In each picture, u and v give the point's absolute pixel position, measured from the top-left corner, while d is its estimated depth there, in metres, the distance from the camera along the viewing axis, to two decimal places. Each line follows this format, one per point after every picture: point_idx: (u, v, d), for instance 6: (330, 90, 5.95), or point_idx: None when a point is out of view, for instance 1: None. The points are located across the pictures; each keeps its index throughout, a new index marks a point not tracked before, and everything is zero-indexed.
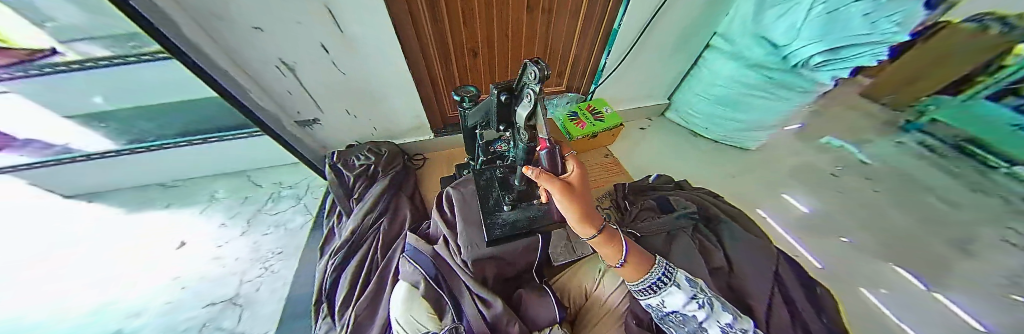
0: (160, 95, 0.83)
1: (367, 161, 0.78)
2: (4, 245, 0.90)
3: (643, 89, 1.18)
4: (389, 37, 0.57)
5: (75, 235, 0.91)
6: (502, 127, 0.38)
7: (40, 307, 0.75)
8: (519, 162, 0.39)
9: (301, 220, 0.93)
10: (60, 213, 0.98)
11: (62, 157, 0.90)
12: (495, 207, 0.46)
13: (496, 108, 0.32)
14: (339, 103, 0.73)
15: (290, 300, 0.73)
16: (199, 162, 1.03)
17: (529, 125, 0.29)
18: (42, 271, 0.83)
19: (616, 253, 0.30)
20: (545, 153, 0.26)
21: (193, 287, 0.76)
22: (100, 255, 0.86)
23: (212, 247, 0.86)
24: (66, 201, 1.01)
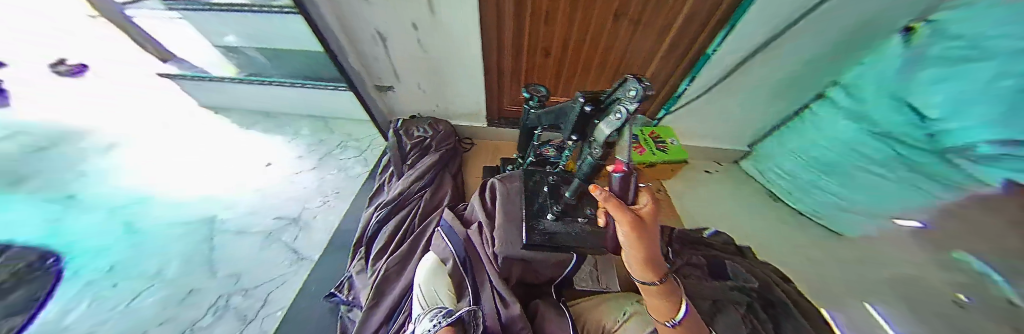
0: (289, 41, 1.04)
1: (425, 134, 0.84)
2: (153, 126, 1.17)
3: (719, 126, 1.03)
4: (472, 23, 0.60)
5: (201, 132, 1.17)
6: (573, 135, 0.36)
7: (167, 179, 0.96)
8: (581, 177, 0.37)
9: (359, 169, 1.05)
10: (189, 115, 1.24)
11: (203, 76, 1.17)
12: (540, 212, 0.45)
13: (576, 117, 0.31)
14: (414, 77, 0.80)
15: (337, 234, 0.83)
16: (293, 102, 1.22)
17: (609, 144, 0.28)
18: (173, 152, 1.07)
19: (672, 308, 0.26)
20: (618, 177, 0.25)
21: (271, 200, 0.92)
22: (215, 154, 1.08)
23: (290, 172, 1.03)
24: (194, 107, 1.27)
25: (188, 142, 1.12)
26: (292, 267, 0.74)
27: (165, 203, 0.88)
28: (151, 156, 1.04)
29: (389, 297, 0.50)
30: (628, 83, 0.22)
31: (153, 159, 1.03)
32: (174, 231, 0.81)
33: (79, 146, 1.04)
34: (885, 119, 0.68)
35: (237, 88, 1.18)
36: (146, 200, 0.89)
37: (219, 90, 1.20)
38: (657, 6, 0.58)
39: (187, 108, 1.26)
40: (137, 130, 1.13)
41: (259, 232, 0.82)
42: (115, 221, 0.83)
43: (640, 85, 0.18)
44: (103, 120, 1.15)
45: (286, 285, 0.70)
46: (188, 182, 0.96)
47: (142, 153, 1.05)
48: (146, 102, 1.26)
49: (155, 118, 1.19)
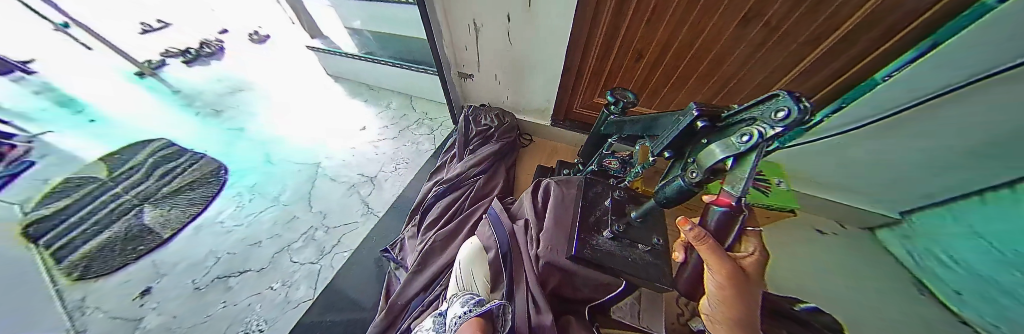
0: (408, 30, 1.30)
1: (490, 124, 0.88)
2: (295, 84, 1.55)
3: (869, 187, 0.73)
4: (567, 18, 0.59)
5: (324, 92, 1.49)
6: (665, 151, 0.31)
7: (297, 125, 1.27)
8: (660, 200, 0.32)
9: (427, 146, 1.17)
10: (318, 78, 1.59)
11: (333, 50, 1.48)
12: (595, 227, 0.41)
13: (678, 132, 0.27)
14: (494, 68, 0.83)
15: (399, 200, 0.95)
16: (387, 78, 1.43)
17: (716, 169, 0.22)
18: (302, 105, 1.39)
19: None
20: (717, 217, 0.18)
21: (358, 157, 1.11)
22: (327, 112, 1.36)
23: (376, 138, 1.22)
24: (321, 73, 1.63)
25: (310, 100, 1.44)
26: (362, 217, 0.88)
27: (291, 145, 1.16)
28: (290, 106, 1.38)
29: (430, 269, 0.54)
30: (777, 98, 0.15)
31: (291, 109, 1.37)
32: (291, 167, 1.07)
33: (253, 93, 1.47)
34: None
35: (353, 62, 1.45)
36: (282, 139, 1.19)
37: (340, 61, 1.50)
38: (807, 14, 0.46)
39: (318, 74, 1.63)
40: (284, 87, 1.52)
41: (346, 181, 1.01)
42: (258, 151, 1.13)
43: (792, 96, 0.13)
44: (271, 77, 1.60)
45: (355, 231, 0.84)
46: (305, 131, 1.23)
47: (285, 103, 1.40)
48: (297, 66, 1.69)
49: (299, 79, 1.58)
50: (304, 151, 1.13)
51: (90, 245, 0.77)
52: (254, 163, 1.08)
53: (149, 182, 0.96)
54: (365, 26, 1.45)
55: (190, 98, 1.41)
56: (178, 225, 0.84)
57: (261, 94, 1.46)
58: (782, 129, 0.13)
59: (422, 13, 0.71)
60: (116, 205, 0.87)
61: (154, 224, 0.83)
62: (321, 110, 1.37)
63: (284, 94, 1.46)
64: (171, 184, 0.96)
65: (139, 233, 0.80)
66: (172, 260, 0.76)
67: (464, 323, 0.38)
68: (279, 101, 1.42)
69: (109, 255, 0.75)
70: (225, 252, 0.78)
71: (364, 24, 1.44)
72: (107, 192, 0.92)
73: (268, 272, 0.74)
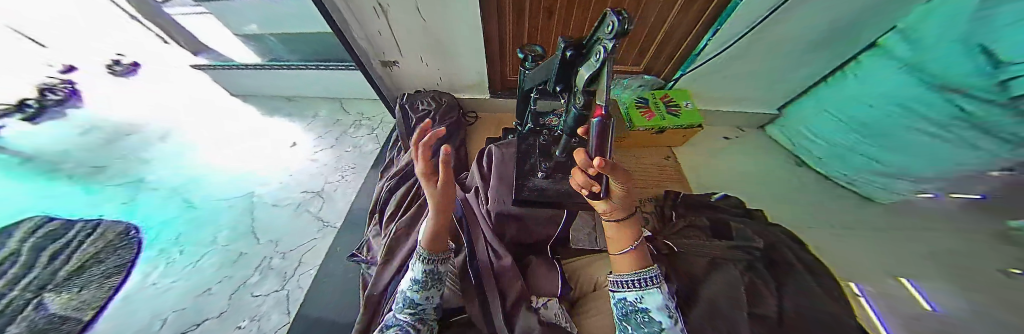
0: (310, 26, 1.14)
1: (429, 106, 0.88)
2: (193, 113, 1.30)
3: (745, 88, 0.95)
4: None
5: (235, 116, 1.29)
6: (557, 85, 0.34)
7: (212, 160, 1.10)
8: (568, 132, 0.35)
9: (372, 146, 1.12)
10: (222, 102, 1.35)
11: (230, 64, 1.26)
12: (530, 172, 0.46)
13: (559, 68, 0.29)
14: (416, 50, 0.80)
15: (354, 208, 0.92)
16: (309, 85, 1.28)
17: (591, 90, 0.26)
18: (213, 136, 1.20)
19: (631, 238, 0.33)
20: (597, 124, 0.21)
21: (297, 176, 1.02)
22: (244, 137, 1.19)
23: (312, 151, 1.12)
24: (224, 95, 1.38)
25: (219, 128, 1.23)
26: (321, 232, 0.86)
27: (213, 184, 1.01)
28: (196, 141, 1.18)
29: (398, 256, 0.55)
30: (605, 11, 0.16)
31: (198, 144, 1.16)
32: (220, 206, 0.94)
33: (139, 137, 1.20)
34: (949, 71, 0.56)
35: (259, 74, 1.25)
36: (197, 181, 1.02)
37: (242, 76, 1.29)
38: None
39: (220, 96, 1.38)
40: (178, 121, 1.27)
41: (291, 204, 0.94)
42: (172, 200, 0.97)
43: (613, 18, 0.09)
44: (155, 112, 1.31)
45: (318, 248, 0.82)
46: (225, 165, 1.08)
47: (187, 139, 1.19)
48: (187, 92, 1.40)
49: (197, 107, 1.33)
50: (232, 185, 1.01)
51: None
52: (170, 214, 0.93)
53: (41, 268, 0.76)
54: (260, 30, 1.25)
55: (48, 162, 1.11)
56: (100, 303, 0.71)
57: (151, 137, 1.21)
58: (614, 45, 0.14)
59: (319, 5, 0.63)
60: (5, 305, 0.69)
61: (65, 311, 0.68)
62: (238, 137, 1.19)
63: (182, 129, 1.23)
64: (69, 264, 0.78)
65: (51, 323, 0.66)
66: None
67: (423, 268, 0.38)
68: (181, 138, 1.20)
69: None
70: (171, 311, 0.70)
71: (256, 26, 1.23)
72: None
73: (230, 313, 0.69)
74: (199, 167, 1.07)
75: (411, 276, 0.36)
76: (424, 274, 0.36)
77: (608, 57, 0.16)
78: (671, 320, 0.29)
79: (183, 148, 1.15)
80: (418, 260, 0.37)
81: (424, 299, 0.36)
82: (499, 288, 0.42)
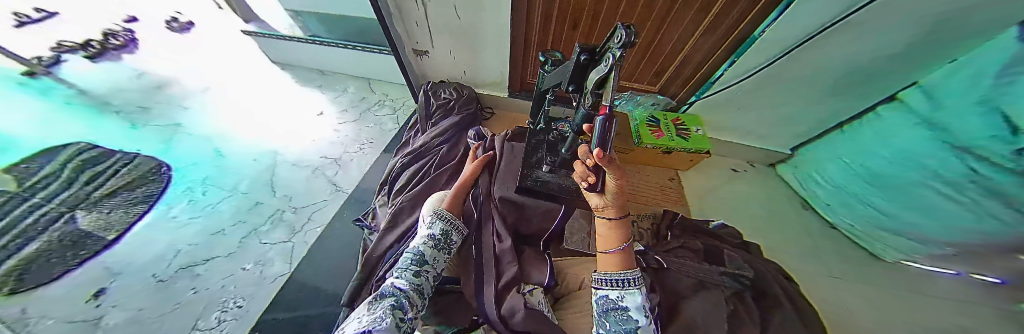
0: (351, 8, 1.23)
1: (450, 96, 0.95)
2: (236, 73, 1.41)
3: (757, 123, 0.97)
4: None
5: (272, 80, 1.39)
6: (569, 87, 0.37)
7: (246, 117, 1.19)
8: (574, 130, 0.40)
9: (391, 126, 1.19)
10: (262, 67, 1.46)
11: (275, 34, 1.37)
12: (536, 164, 0.50)
13: (573, 70, 0.33)
14: (447, 43, 0.86)
15: (366, 179, 0.99)
16: (342, 62, 1.37)
17: (597, 92, 0.30)
18: (249, 96, 1.29)
19: (621, 239, 0.36)
20: (601, 121, 0.25)
21: (317, 142, 1.10)
22: (277, 101, 1.28)
23: (335, 122, 1.19)
24: (264, 61, 1.49)
25: (257, 90, 1.34)
26: (331, 195, 0.92)
27: (242, 138, 1.09)
28: (235, 97, 1.28)
29: (403, 225, 0.60)
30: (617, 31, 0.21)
31: (235, 100, 1.27)
32: (244, 159, 1.02)
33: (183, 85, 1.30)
34: (963, 130, 0.55)
35: (300, 46, 1.35)
36: (227, 134, 1.11)
37: (285, 46, 1.39)
38: None
39: (260, 61, 1.49)
40: (222, 78, 1.38)
41: (307, 167, 1.00)
42: (204, 145, 1.06)
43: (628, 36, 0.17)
44: (203, 67, 1.43)
45: (324, 211, 0.88)
46: (257, 122, 1.16)
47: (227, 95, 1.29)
48: (233, 54, 1.52)
49: (240, 68, 1.44)
50: (259, 142, 1.08)
51: (20, 256, 0.66)
52: (199, 159, 1.01)
53: (74, 189, 0.83)
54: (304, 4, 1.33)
55: (104, 97, 1.22)
56: (124, 226, 0.77)
57: (197, 88, 1.32)
58: (622, 51, 0.20)
59: None
60: (39, 215, 0.74)
61: (92, 228, 0.74)
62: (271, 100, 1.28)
63: (224, 85, 1.34)
64: (103, 187, 0.85)
65: (79, 237, 0.72)
66: (123, 259, 0.70)
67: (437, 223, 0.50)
68: (221, 93, 1.30)
69: (45, 263, 0.66)
70: (185, 244, 0.76)
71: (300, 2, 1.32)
72: (24, 202, 0.78)
73: (239, 254, 0.74)
74: (234, 121, 1.17)
75: (429, 233, 0.47)
76: (440, 233, 0.48)
77: (615, 63, 0.21)
78: (648, 321, 0.27)
79: (222, 102, 1.25)
80: (438, 220, 0.50)
81: (431, 257, 0.44)
82: (496, 269, 0.44)
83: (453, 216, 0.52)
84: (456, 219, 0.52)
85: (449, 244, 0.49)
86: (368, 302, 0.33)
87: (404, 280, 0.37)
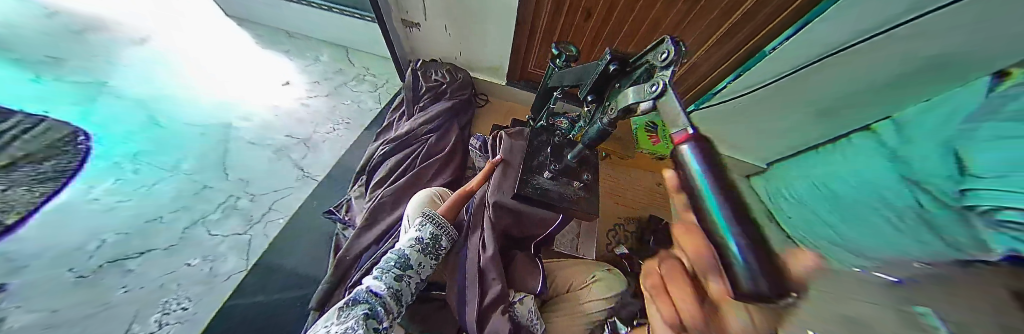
0: None
1: (441, 78, 0.86)
2: (180, 24, 1.18)
3: None
4: None
5: (228, 37, 1.18)
6: (588, 96, 0.35)
7: (193, 79, 1.01)
8: (587, 142, 0.36)
9: (371, 105, 1.06)
10: (214, 19, 1.23)
11: None
12: (537, 169, 0.46)
13: (598, 76, 0.32)
14: (442, 16, 0.76)
15: (341, 164, 0.89)
16: (315, 25, 1.18)
17: (628, 109, 0.25)
18: (197, 54, 1.09)
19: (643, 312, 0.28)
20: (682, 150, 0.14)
21: (283, 118, 0.96)
22: (234, 62, 1.09)
23: (304, 95, 1.05)
24: (216, 12, 1.25)
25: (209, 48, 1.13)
26: (297, 182, 0.82)
27: (186, 105, 0.93)
28: (179, 54, 1.08)
29: (383, 223, 0.55)
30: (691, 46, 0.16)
31: (181, 58, 1.07)
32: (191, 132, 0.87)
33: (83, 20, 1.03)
34: None
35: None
36: (168, 98, 0.93)
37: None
38: None
39: (212, 12, 1.25)
40: (162, 28, 1.15)
41: (269, 147, 0.88)
42: (137, 110, 0.89)
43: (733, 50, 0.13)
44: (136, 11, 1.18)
45: (290, 199, 0.79)
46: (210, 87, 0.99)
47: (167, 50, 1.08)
48: None
49: (185, 18, 1.20)
50: (212, 113, 0.94)
51: None
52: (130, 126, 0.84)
53: None
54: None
55: None
56: (28, 208, 0.64)
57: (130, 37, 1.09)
58: None
59: None
60: None
61: None
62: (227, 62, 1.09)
63: (164, 38, 1.12)
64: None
65: None
66: (34, 248, 0.61)
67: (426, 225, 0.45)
68: (160, 47, 1.08)
69: None
70: (112, 233, 0.65)
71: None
72: None
73: (181, 248, 0.66)
74: (178, 83, 0.99)
75: (416, 236, 0.43)
76: (429, 236, 0.44)
77: None
78: None
79: (161, 58, 1.04)
80: (429, 223, 0.45)
81: (417, 261, 0.42)
82: (481, 285, 0.43)
83: (446, 221, 0.47)
84: (449, 224, 0.47)
85: (438, 252, 0.45)
86: (342, 304, 0.39)
87: (381, 283, 0.40)
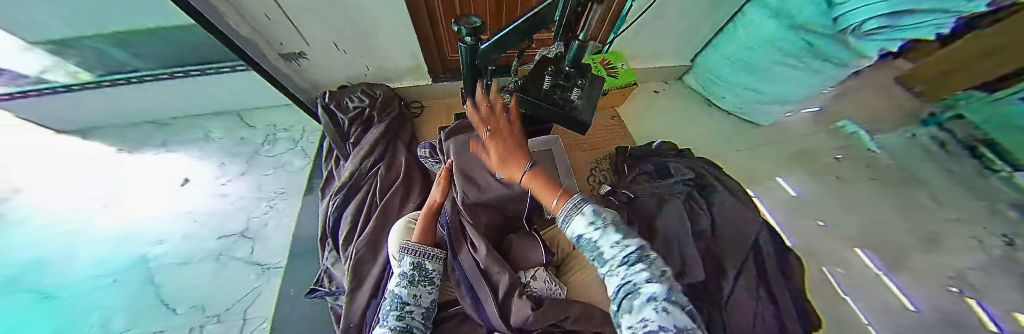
0: (122, 10, 0.74)
1: (361, 104, 0.78)
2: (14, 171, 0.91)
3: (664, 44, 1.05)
4: None
5: (87, 159, 0.95)
6: None
7: (74, 225, 0.83)
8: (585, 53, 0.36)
9: (299, 163, 0.94)
10: (51, 149, 0.96)
11: (34, 88, 0.86)
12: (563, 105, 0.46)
13: None
14: (324, 34, 0.67)
15: (296, 237, 0.80)
16: (185, 97, 0.97)
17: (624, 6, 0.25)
18: (58, 200, 0.87)
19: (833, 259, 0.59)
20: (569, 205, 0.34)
21: (206, 220, 0.83)
22: (112, 187, 0.90)
23: (216, 183, 0.90)
24: (55, 137, 0.98)
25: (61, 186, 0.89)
26: (258, 279, 0.73)
27: (81, 260, 0.76)
28: (30, 206, 0.85)
29: (370, 277, 0.51)
30: None
31: (37, 208, 0.85)
32: (105, 283, 0.73)
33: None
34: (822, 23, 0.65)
35: (113, 94, 0.91)
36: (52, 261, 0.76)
37: (74, 102, 0.91)
38: None
39: (43, 141, 0.96)
40: None
41: (206, 256, 0.77)
42: (23, 290, 0.73)
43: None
44: None
45: (258, 300, 0.70)
46: (90, 236, 0.81)
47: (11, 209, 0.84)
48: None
49: (21, 160, 0.94)
50: (116, 253, 0.78)
51: None
52: (31, 309, 0.71)
53: None
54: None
55: None
56: None
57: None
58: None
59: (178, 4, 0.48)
60: None
61: None
62: (102, 189, 0.89)
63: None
64: None
65: None
66: None
67: (408, 253, 0.43)
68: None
69: None
70: None
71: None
72: None
73: None
74: (59, 237, 0.81)
75: (400, 272, 0.41)
76: (413, 266, 0.42)
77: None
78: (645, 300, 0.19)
79: (8, 218, 0.83)
80: (407, 254, 0.43)
81: (414, 292, 0.39)
82: (488, 282, 0.43)
83: (425, 246, 0.44)
84: (431, 247, 0.45)
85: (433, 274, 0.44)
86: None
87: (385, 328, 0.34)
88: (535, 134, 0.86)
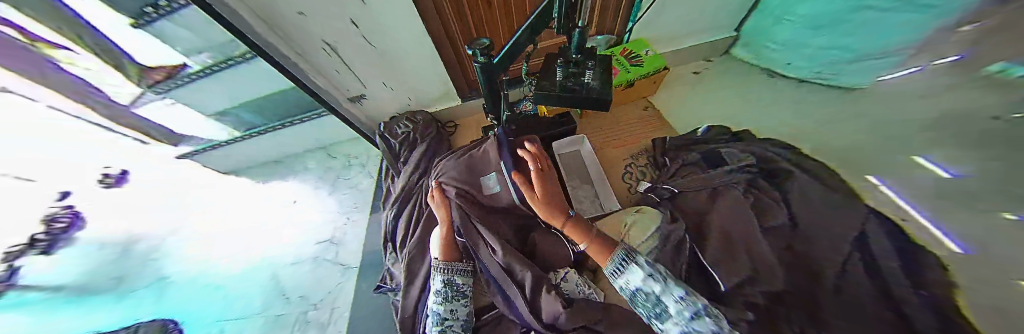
0: (257, 86, 0.95)
1: (407, 129, 0.92)
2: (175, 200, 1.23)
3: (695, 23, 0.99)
4: (415, 24, 0.66)
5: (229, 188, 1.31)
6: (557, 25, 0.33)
7: (218, 241, 1.10)
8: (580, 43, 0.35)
9: (365, 182, 1.16)
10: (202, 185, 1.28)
11: (205, 146, 1.15)
12: (570, 87, 0.44)
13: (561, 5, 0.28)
14: (377, 77, 0.84)
15: (367, 242, 0.99)
16: (291, 141, 1.25)
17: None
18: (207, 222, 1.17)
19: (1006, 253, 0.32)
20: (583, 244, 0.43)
21: (307, 231, 1.07)
22: (244, 211, 1.19)
23: (313, 202, 1.16)
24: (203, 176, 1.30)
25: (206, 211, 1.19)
26: (343, 275, 0.93)
27: (230, 262, 1.04)
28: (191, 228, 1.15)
29: (418, 276, 0.58)
30: None
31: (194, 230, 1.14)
32: (249, 280, 0.99)
33: (18, 248, 0.95)
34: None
35: (236, 147, 1.21)
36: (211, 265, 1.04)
37: (225, 153, 1.22)
38: None
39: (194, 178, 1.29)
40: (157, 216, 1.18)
41: (307, 258, 1.00)
42: (193, 281, 1.01)
43: None
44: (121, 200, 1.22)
45: (342, 291, 0.89)
46: (230, 247, 1.08)
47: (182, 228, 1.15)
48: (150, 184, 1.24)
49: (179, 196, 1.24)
50: (250, 258, 1.04)
51: None
52: (201, 297, 0.97)
53: None
54: (221, 58, 0.81)
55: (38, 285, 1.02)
56: None
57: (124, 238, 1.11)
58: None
59: (278, 68, 0.70)
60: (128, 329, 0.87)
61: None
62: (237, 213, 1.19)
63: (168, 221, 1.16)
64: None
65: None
66: None
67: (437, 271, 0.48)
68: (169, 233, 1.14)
69: None
70: None
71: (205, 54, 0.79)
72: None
73: None
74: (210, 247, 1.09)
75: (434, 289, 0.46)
76: (445, 282, 0.47)
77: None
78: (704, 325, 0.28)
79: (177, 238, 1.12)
80: (437, 273, 0.48)
81: (449, 307, 0.44)
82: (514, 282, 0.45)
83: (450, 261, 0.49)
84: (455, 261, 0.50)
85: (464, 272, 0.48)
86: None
87: None
88: (559, 136, 0.86)
